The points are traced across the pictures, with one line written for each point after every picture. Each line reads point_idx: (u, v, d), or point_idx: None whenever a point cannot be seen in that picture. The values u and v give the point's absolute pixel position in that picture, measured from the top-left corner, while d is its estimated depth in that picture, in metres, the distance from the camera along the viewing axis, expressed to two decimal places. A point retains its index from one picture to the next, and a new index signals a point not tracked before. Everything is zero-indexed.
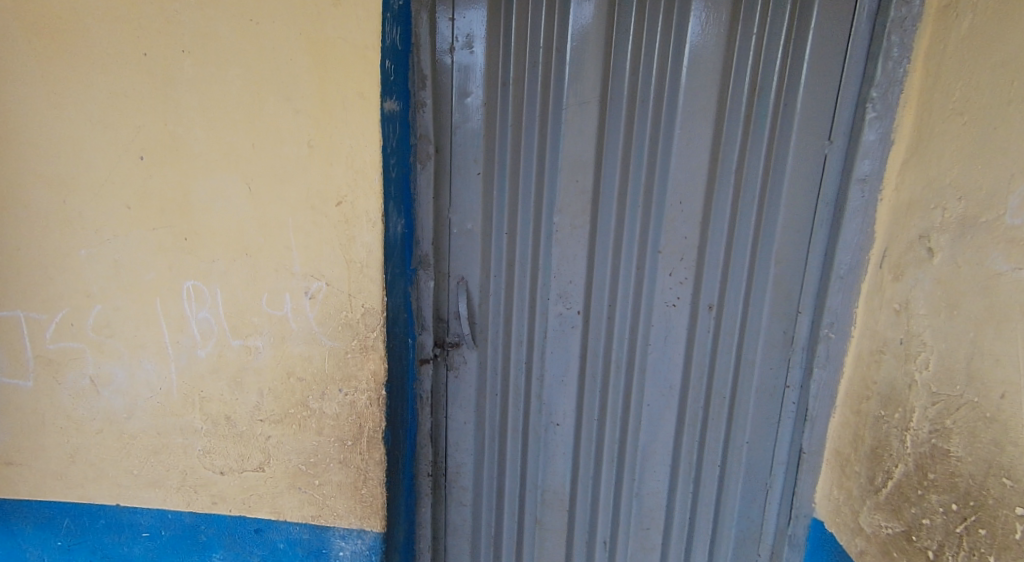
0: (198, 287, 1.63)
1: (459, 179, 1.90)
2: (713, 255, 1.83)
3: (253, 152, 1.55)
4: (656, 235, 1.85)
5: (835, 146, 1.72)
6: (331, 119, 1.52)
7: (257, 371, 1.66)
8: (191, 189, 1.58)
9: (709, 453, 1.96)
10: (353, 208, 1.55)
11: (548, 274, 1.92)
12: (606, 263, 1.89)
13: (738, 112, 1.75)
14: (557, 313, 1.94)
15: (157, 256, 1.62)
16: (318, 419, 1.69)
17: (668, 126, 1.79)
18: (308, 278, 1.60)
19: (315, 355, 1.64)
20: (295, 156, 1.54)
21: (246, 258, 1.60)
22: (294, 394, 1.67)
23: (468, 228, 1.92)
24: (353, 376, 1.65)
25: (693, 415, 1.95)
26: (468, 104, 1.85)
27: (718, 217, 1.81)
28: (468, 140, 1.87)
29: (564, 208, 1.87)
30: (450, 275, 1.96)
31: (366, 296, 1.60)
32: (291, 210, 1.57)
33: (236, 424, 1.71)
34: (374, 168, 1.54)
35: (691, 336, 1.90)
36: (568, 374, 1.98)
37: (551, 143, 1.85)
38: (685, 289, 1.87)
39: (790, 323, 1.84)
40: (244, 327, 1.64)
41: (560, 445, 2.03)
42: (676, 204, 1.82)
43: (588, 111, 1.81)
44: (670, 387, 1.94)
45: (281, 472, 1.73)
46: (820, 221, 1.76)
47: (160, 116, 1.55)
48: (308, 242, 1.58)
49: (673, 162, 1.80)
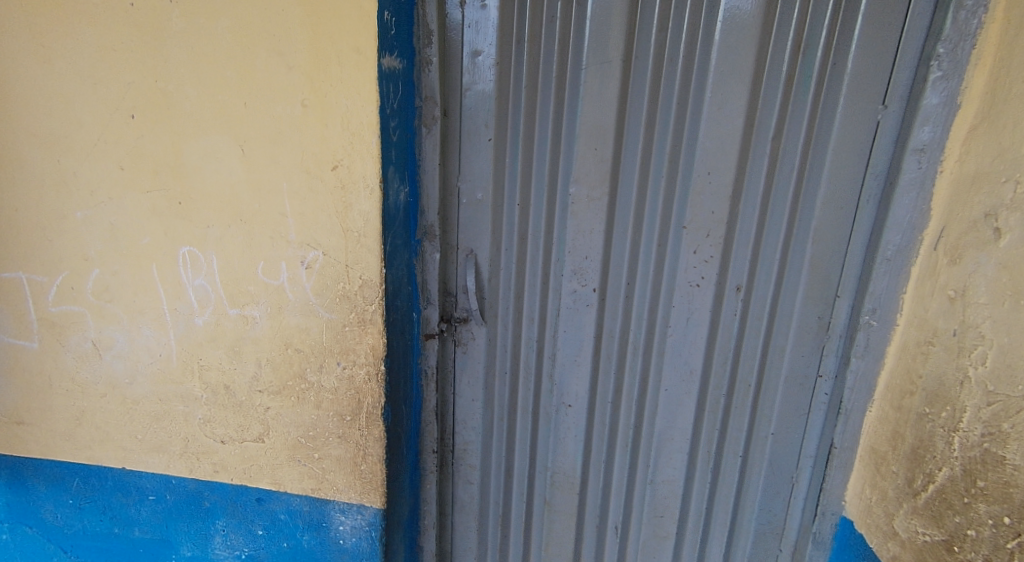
0: (194, 254, 1.57)
1: (469, 144, 1.78)
2: (743, 232, 1.68)
3: (247, 113, 1.46)
4: (682, 209, 1.71)
5: (890, 111, 1.52)
6: (327, 77, 1.42)
7: (255, 341, 1.61)
8: (184, 150, 1.51)
9: (730, 442, 1.85)
10: (350, 172, 1.46)
11: (563, 248, 1.81)
12: (625, 238, 1.76)
13: (779, 72, 1.56)
14: (571, 290, 1.84)
15: (152, 220, 1.56)
16: (317, 392, 1.63)
17: (698, 88, 1.62)
18: (304, 247, 1.52)
19: (312, 326, 1.58)
20: (289, 116, 1.45)
21: (241, 224, 1.53)
22: (292, 366, 1.62)
23: (478, 197, 1.82)
24: (351, 349, 1.58)
25: (714, 402, 1.83)
26: (479, 63, 1.73)
27: (750, 191, 1.65)
28: (480, 102, 1.75)
29: (581, 177, 1.74)
30: (458, 248, 1.87)
31: (364, 267, 1.51)
32: (287, 175, 1.48)
33: (235, 394, 1.67)
34: (372, 130, 1.43)
35: (715, 320, 1.77)
36: (582, 354, 1.89)
37: (568, 106, 1.71)
38: (711, 268, 1.73)
39: (826, 308, 1.68)
40: (241, 296, 1.59)
41: (572, 427, 1.95)
42: (704, 174, 1.67)
43: (611, 72, 1.66)
44: (690, 373, 1.83)
45: (281, 444, 1.69)
46: (867, 196, 1.58)
47: (150, 72, 1.48)
48: (304, 209, 1.50)
49: (702, 129, 1.64)
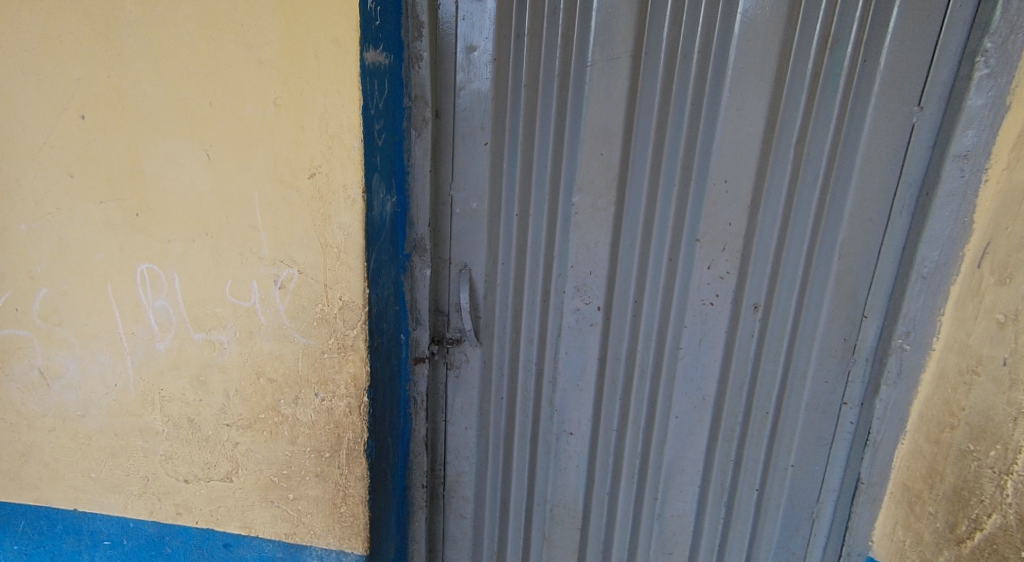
0: (153, 271, 1.39)
1: (463, 149, 1.63)
2: (762, 246, 1.54)
3: (212, 113, 1.30)
4: (695, 220, 1.57)
5: (927, 113, 1.38)
6: (303, 72, 1.26)
7: (223, 369, 1.44)
8: (142, 155, 1.34)
9: (745, 474, 1.70)
10: (329, 180, 1.30)
11: (565, 263, 1.66)
12: (632, 252, 1.62)
13: (804, 70, 1.43)
14: (574, 308, 1.69)
15: (105, 233, 1.39)
16: (292, 426, 1.46)
17: (715, 88, 1.48)
18: (277, 264, 1.36)
19: (287, 353, 1.41)
20: (260, 116, 1.28)
21: (206, 238, 1.36)
22: (264, 397, 1.45)
23: (473, 207, 1.66)
24: (330, 379, 1.41)
25: (728, 430, 1.69)
26: (474, 60, 1.58)
27: (770, 201, 1.51)
28: (474, 103, 1.60)
29: (585, 185, 1.60)
30: (451, 263, 1.71)
31: (344, 287, 1.34)
32: (257, 183, 1.32)
33: (201, 428, 1.49)
34: (353, 133, 1.26)
35: (731, 341, 1.63)
36: (585, 378, 1.74)
37: (572, 108, 1.56)
38: (727, 285, 1.59)
39: (853, 329, 1.54)
40: (207, 319, 1.41)
41: (573, 456, 1.80)
42: (720, 182, 1.53)
43: (618, 70, 1.52)
44: (703, 399, 1.68)
45: (251, 484, 1.51)
46: (900, 207, 1.44)
47: (102, 67, 1.31)
48: (277, 222, 1.33)
49: (719, 133, 1.50)
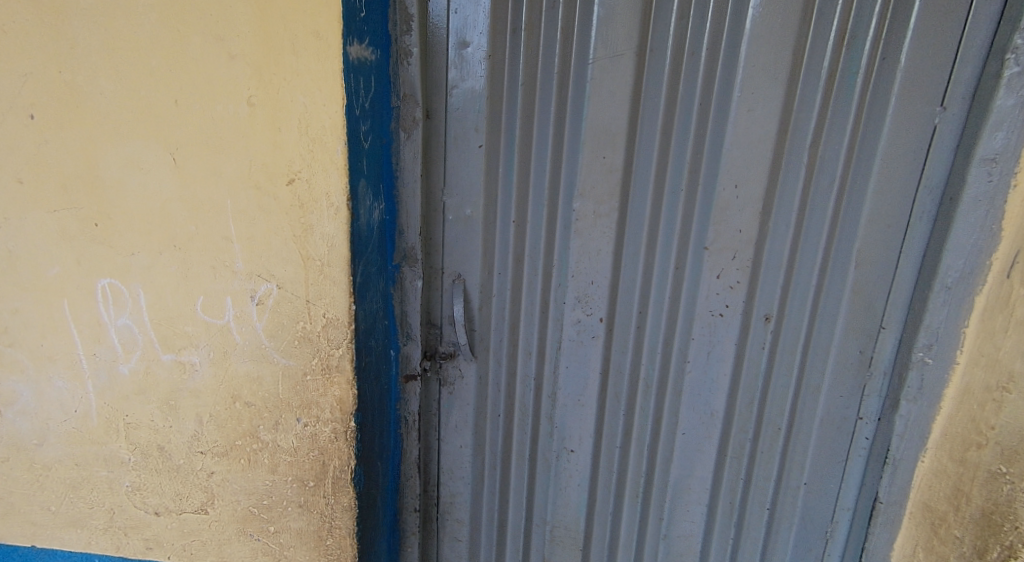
0: (116, 287, 1.27)
1: (456, 151, 1.53)
2: (774, 254, 1.46)
3: (179, 113, 1.18)
4: (704, 227, 1.47)
5: (950, 114, 1.30)
6: (280, 69, 1.14)
7: (195, 393, 1.32)
8: (101, 160, 1.21)
9: (756, 493, 1.62)
10: (310, 187, 1.18)
11: (565, 272, 1.56)
12: (637, 261, 1.52)
13: (819, 68, 1.34)
14: (575, 320, 1.59)
15: (61, 246, 1.26)
16: (272, 454, 1.34)
17: (724, 86, 1.39)
18: (254, 279, 1.24)
19: (265, 375, 1.29)
20: (232, 117, 1.16)
21: (174, 251, 1.23)
22: (241, 423, 1.33)
23: (467, 214, 1.56)
24: (313, 403, 1.30)
25: (737, 447, 1.60)
26: (468, 57, 1.47)
27: (783, 207, 1.43)
28: (468, 103, 1.50)
29: (587, 190, 1.50)
30: (444, 273, 1.61)
31: (328, 303, 1.23)
32: (230, 191, 1.20)
33: (171, 457, 1.37)
34: (336, 135, 1.15)
35: (740, 354, 1.54)
36: (587, 393, 1.64)
37: (572, 108, 1.46)
38: (737, 295, 1.50)
39: (869, 341, 1.46)
40: (176, 339, 1.29)
41: (575, 475, 1.71)
42: (730, 187, 1.44)
43: (622, 67, 1.42)
44: (711, 414, 1.60)
45: (228, 516, 1.39)
46: (920, 212, 1.36)
47: (54, 61, 1.18)
48: (253, 232, 1.21)
49: (729, 135, 1.41)
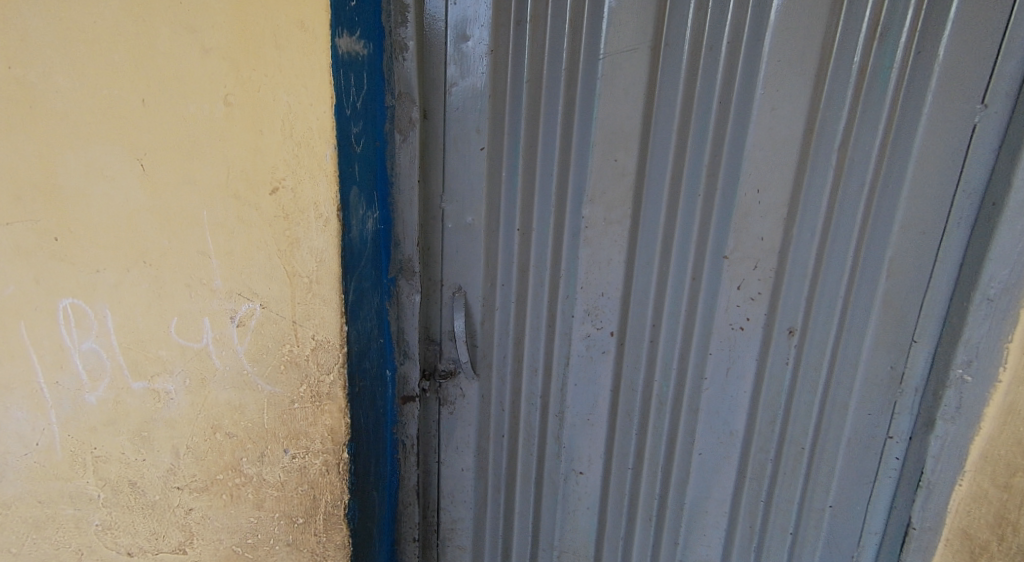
0: (80, 308, 1.14)
1: (456, 155, 1.42)
2: (798, 263, 1.35)
3: (147, 115, 1.07)
4: (723, 234, 1.37)
5: (992, 112, 1.19)
6: (261, 64, 1.05)
7: (171, 423, 1.20)
8: (60, 166, 1.08)
9: (777, 516, 1.51)
10: (295, 197, 1.09)
11: (574, 284, 1.45)
12: (650, 271, 1.41)
13: (850, 62, 1.23)
14: (584, 335, 1.48)
15: (17, 262, 1.12)
16: (256, 489, 1.23)
17: (746, 83, 1.28)
18: (234, 298, 1.13)
19: (248, 403, 1.18)
20: (207, 119, 1.07)
21: (145, 268, 1.12)
22: (222, 455, 1.21)
23: (468, 221, 1.45)
24: (301, 433, 1.20)
25: (758, 468, 1.50)
26: (468, 52, 1.36)
27: (808, 212, 1.32)
28: (468, 102, 1.39)
29: (597, 196, 1.39)
30: (443, 285, 1.50)
31: (318, 324, 1.14)
32: (206, 200, 1.10)
33: (145, 493, 1.24)
34: (324, 138, 1.07)
35: (761, 369, 1.44)
36: (597, 412, 1.53)
37: (581, 107, 1.35)
38: (758, 308, 1.40)
39: (900, 356, 1.35)
40: (148, 365, 1.17)
41: (584, 498, 1.60)
42: (751, 192, 1.33)
43: (635, 63, 1.31)
44: (730, 434, 1.49)
45: (209, 555, 1.28)
46: (958, 218, 1.25)
47: (4, 54, 1.05)
48: (232, 246, 1.11)
49: (751, 135, 1.30)
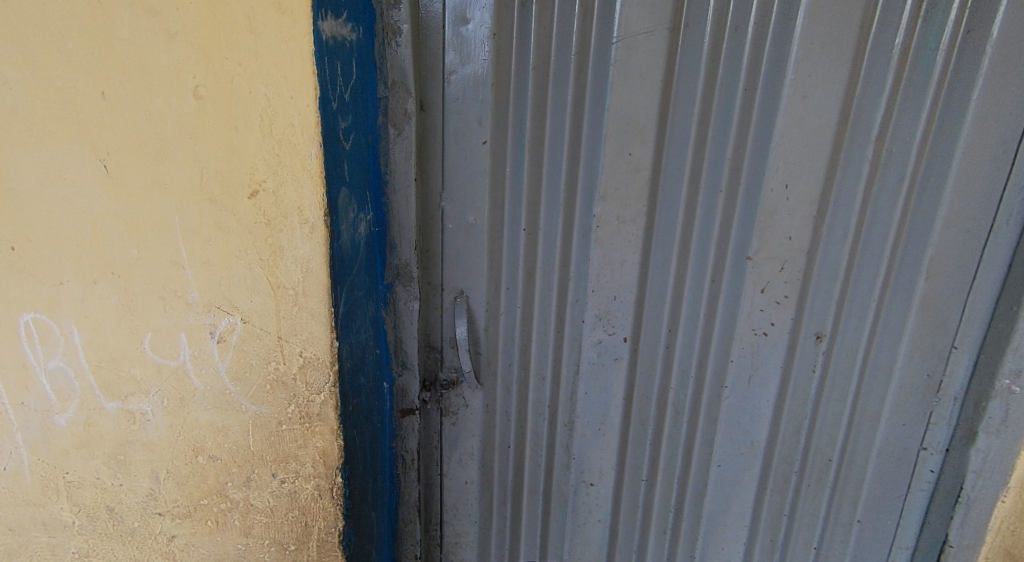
0: (43, 324, 1.08)
1: (456, 149, 1.30)
2: (829, 264, 1.23)
3: (108, 110, 0.99)
4: (747, 233, 1.25)
5: None
6: (232, 53, 0.97)
7: (149, 446, 1.14)
8: (14, 169, 1.02)
9: (800, 530, 1.40)
10: (277, 200, 1.02)
11: (585, 287, 1.35)
12: (666, 273, 1.31)
13: (892, 42, 1.10)
14: (595, 341, 1.38)
15: None
16: (243, 515, 1.18)
17: (774, 67, 1.16)
18: (212, 313, 1.07)
19: (232, 425, 1.13)
20: (176, 113, 0.99)
21: (113, 279, 1.06)
22: (206, 480, 1.16)
23: (470, 221, 1.34)
24: (291, 456, 1.15)
25: (781, 480, 1.39)
26: (468, 36, 1.24)
27: (841, 208, 1.20)
28: (468, 92, 1.27)
29: (609, 193, 1.28)
30: (444, 289, 1.40)
31: (307, 339, 1.08)
32: (178, 205, 1.03)
33: (123, 519, 1.18)
34: (307, 136, 0.99)
35: (786, 378, 1.32)
36: (608, 421, 1.44)
37: (592, 96, 1.23)
38: (784, 312, 1.28)
39: (938, 363, 1.23)
40: (121, 385, 1.11)
41: (594, 511, 1.51)
42: (779, 187, 1.21)
43: (652, 47, 1.19)
44: (751, 444, 1.38)
45: None
46: (1006, 214, 1.13)
47: None
48: (208, 255, 1.05)
49: (779, 125, 1.18)
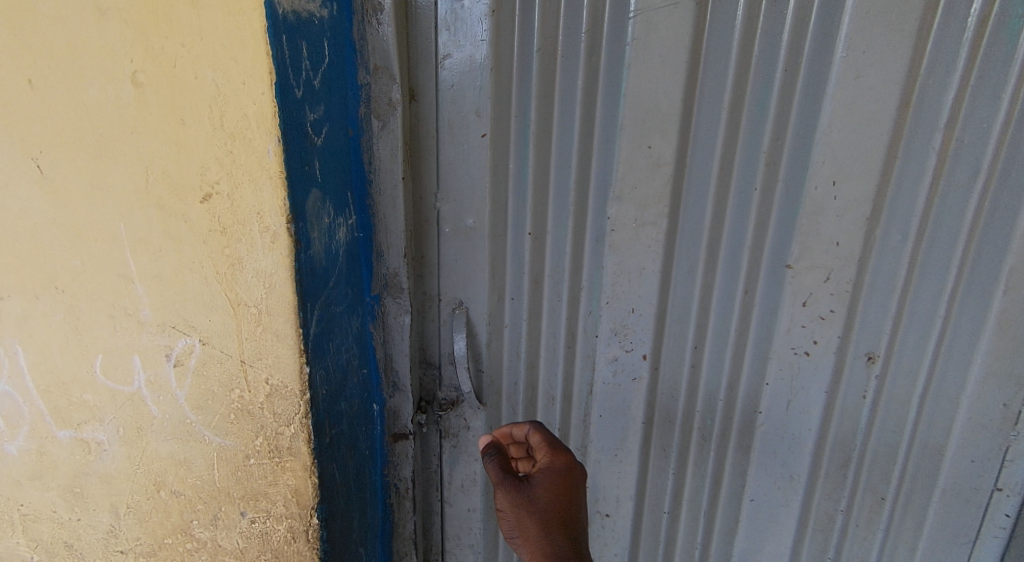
0: None
1: (453, 144, 1.16)
2: (883, 274, 1.05)
3: (38, 101, 0.90)
4: (786, 238, 1.08)
5: None
6: (174, 31, 0.87)
7: (105, 478, 1.09)
8: None
9: None
10: (233, 206, 0.93)
11: (598, 298, 1.20)
12: (691, 283, 1.15)
13: (967, 9, 0.91)
14: (610, 359, 1.23)
15: None
16: (211, 555, 1.13)
17: (821, 43, 0.98)
18: (167, 334, 1.00)
19: (195, 458, 1.07)
20: (113, 104, 0.90)
21: (57, 294, 0.98)
22: (170, 518, 1.11)
23: (469, 225, 1.20)
24: (260, 494, 1.09)
25: (824, 518, 1.22)
26: (463, 14, 1.09)
27: (899, 209, 1.02)
28: (465, 78, 1.12)
29: (626, 192, 1.12)
30: (442, 299, 1.26)
31: (272, 365, 1.00)
32: (124, 212, 0.94)
33: (84, 555, 1.14)
34: (264, 131, 0.89)
35: (830, 404, 1.15)
36: (626, 447, 1.28)
37: (605, 81, 1.08)
38: (829, 329, 1.11)
39: (1017, 391, 1.03)
40: (73, 412, 1.05)
41: (612, 543, 1.37)
42: (825, 184, 1.04)
43: (674, 23, 1.03)
44: (790, 478, 1.21)
45: None
46: None
47: None
48: (160, 269, 0.97)
49: (825, 112, 1.01)
